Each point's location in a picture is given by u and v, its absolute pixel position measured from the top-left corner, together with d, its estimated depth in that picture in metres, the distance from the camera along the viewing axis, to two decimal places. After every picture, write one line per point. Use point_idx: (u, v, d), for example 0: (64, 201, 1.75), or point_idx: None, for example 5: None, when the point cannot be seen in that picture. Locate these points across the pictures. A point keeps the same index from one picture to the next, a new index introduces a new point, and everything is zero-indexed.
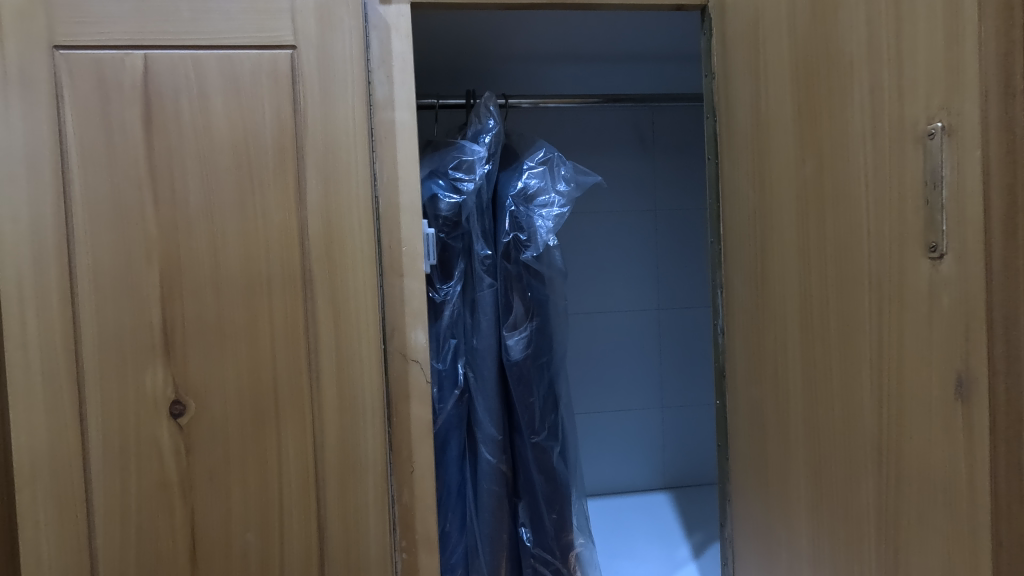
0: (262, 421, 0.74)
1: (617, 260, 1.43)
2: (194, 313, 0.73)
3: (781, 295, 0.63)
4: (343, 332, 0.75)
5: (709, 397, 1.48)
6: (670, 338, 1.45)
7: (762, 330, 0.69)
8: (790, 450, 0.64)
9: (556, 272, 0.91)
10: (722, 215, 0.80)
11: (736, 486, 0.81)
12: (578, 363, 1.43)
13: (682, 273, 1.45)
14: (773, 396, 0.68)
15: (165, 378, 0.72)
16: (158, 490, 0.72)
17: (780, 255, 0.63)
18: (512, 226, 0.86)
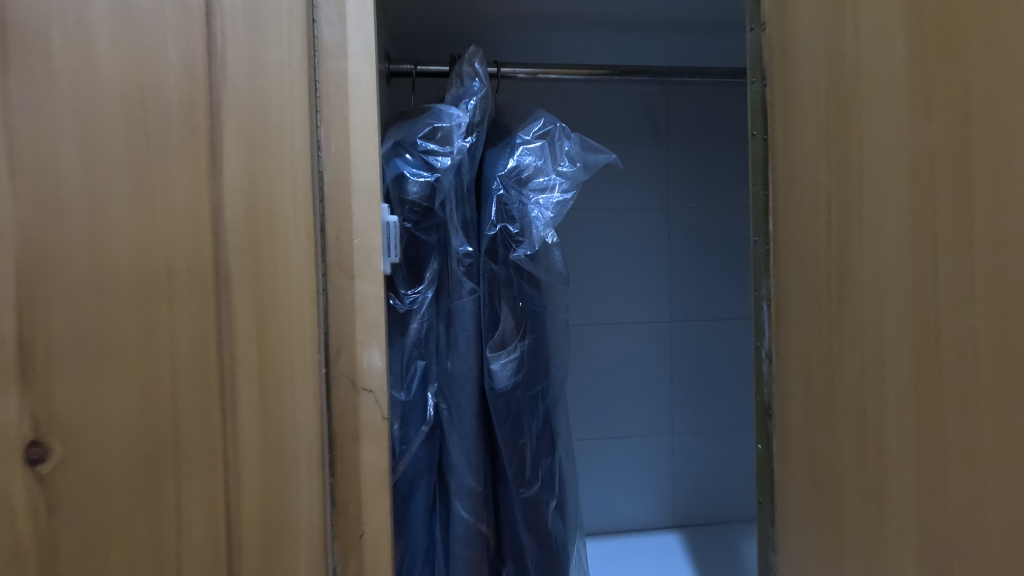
0: (157, 469, 0.55)
1: (624, 264, 1.24)
2: (64, 322, 0.53)
3: (879, 315, 0.45)
4: (271, 352, 0.56)
5: (727, 424, 1.30)
6: (683, 355, 1.27)
7: (836, 362, 0.51)
8: (886, 537, 0.46)
9: (553, 275, 0.73)
10: (772, 207, 0.61)
11: (784, 558, 0.62)
12: (578, 382, 1.24)
13: (698, 280, 1.27)
14: (854, 456, 0.49)
15: (20, 410, 0.53)
16: (7, 564, 0.53)
17: (879, 260, 0.45)
18: (500, 215, 0.67)
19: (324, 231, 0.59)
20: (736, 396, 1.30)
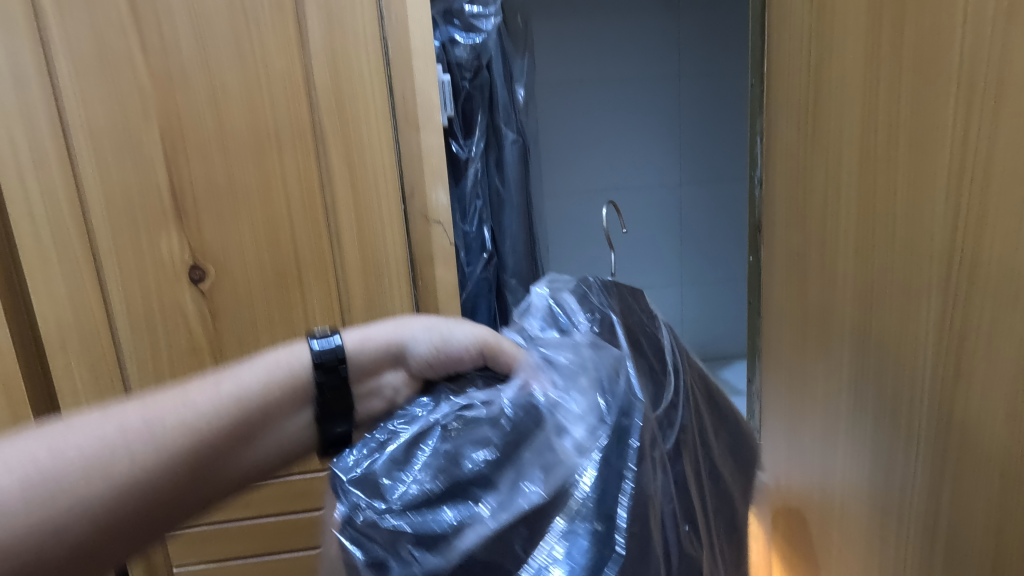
0: (283, 283, 0.71)
1: (672, 131, 1.28)
2: (203, 174, 0.67)
3: (837, 130, 0.57)
4: (362, 191, 0.70)
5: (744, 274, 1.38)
6: (675, 210, 1.33)
7: (814, 151, 0.61)
8: (918, 339, 0.48)
9: (612, 478, 0.34)
10: (770, 4, 0.66)
11: (767, 341, 0.76)
12: (571, 229, 1.31)
13: (718, 144, 1.30)
14: (813, 240, 0.63)
15: (181, 244, 0.68)
16: (188, 356, 0.71)
17: (838, 84, 0.56)
18: (312, 382, 0.42)
19: (348, 127, 0.68)
20: (719, 255, 1.37)
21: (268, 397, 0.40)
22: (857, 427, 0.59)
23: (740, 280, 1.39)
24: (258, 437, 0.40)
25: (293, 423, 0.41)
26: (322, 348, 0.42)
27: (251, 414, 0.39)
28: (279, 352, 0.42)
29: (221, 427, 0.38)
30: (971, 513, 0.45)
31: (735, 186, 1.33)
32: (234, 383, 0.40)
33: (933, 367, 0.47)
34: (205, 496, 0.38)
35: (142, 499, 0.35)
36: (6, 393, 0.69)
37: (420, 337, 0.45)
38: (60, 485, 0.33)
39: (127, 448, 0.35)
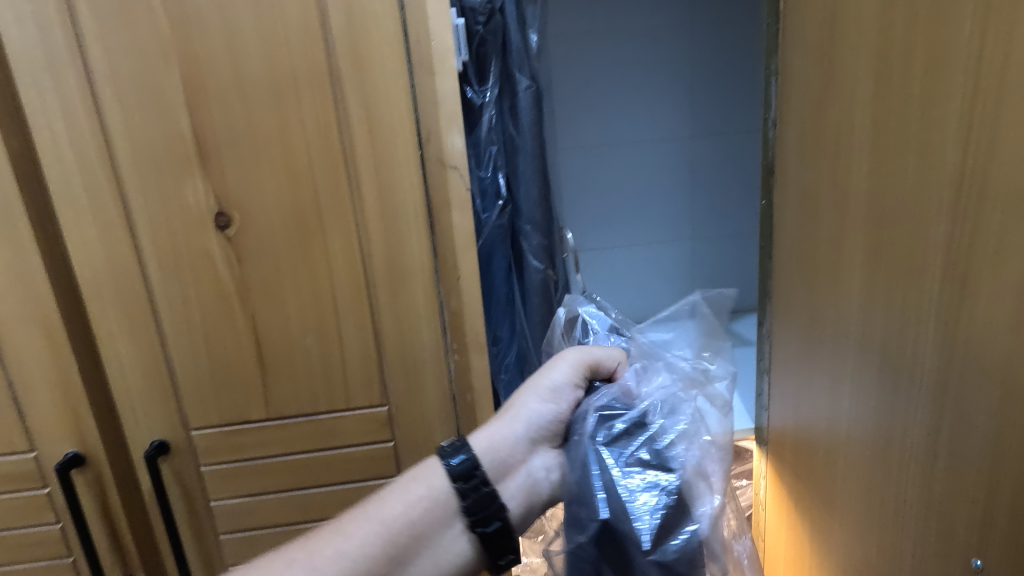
0: (306, 229, 0.73)
1: (685, 81, 1.27)
2: (224, 120, 0.69)
3: (852, 63, 0.57)
4: (379, 137, 0.71)
5: (756, 225, 1.39)
6: (687, 163, 1.33)
7: (829, 87, 0.61)
8: (927, 265, 0.49)
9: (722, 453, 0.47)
10: None
11: (779, 282, 0.78)
12: (583, 184, 1.32)
13: (733, 93, 1.29)
14: (826, 176, 0.64)
15: (206, 190, 0.70)
16: (217, 301, 0.74)
17: (855, 15, 0.56)
18: (456, 495, 0.45)
19: (364, 73, 0.69)
20: (732, 206, 1.37)
21: (411, 517, 0.45)
22: (862, 355, 0.62)
23: (750, 233, 1.39)
24: (413, 559, 0.44)
25: (445, 541, 0.45)
26: (457, 463, 0.46)
27: (399, 537, 0.44)
28: (419, 474, 0.47)
29: (375, 552, 0.43)
30: (972, 429, 0.47)
31: (748, 138, 1.32)
32: (385, 512, 0.45)
33: (940, 289, 0.48)
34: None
35: None
36: (47, 336, 0.72)
37: (537, 412, 0.49)
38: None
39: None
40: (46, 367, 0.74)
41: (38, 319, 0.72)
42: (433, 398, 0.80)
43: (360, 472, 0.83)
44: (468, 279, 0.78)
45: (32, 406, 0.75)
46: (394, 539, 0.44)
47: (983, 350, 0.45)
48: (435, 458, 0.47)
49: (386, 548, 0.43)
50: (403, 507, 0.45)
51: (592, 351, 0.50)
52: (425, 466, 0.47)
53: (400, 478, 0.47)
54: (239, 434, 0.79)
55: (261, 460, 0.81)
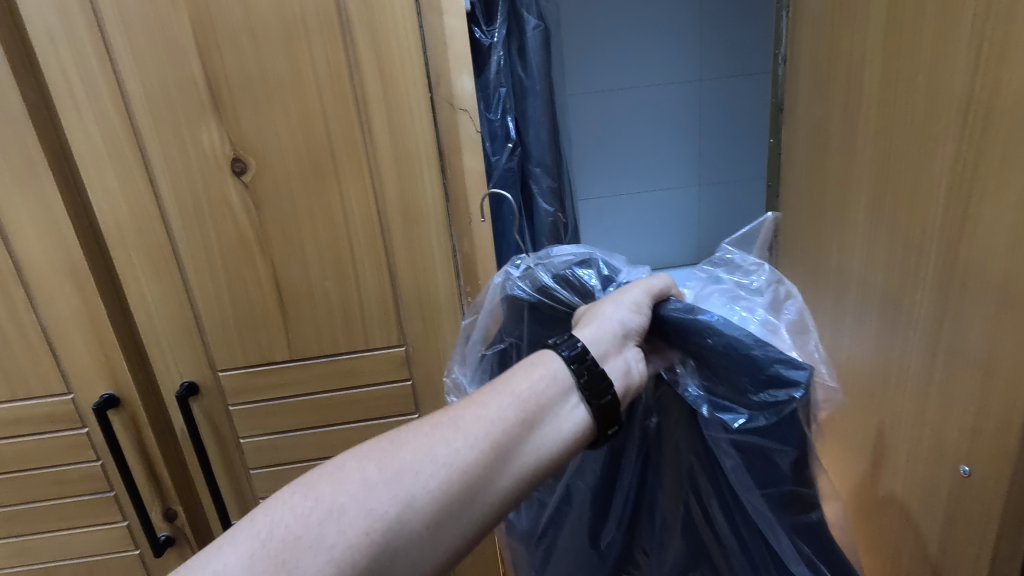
0: (320, 174, 0.74)
1: (695, 21, 1.24)
2: (235, 64, 0.69)
3: None
4: (390, 79, 0.71)
5: (764, 170, 1.38)
6: (695, 107, 1.32)
7: (842, 17, 0.61)
8: (933, 193, 0.51)
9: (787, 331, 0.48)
10: None
11: (786, 221, 0.79)
12: (590, 130, 1.32)
13: (742, 34, 1.26)
14: (834, 109, 0.64)
15: (221, 136, 0.71)
16: (238, 246, 0.76)
17: None
18: (573, 375, 0.42)
19: (373, 12, 0.68)
20: (739, 151, 1.36)
21: (537, 394, 0.42)
22: (864, 285, 0.64)
23: (758, 178, 1.39)
24: (541, 434, 0.41)
25: (569, 416, 0.42)
26: (572, 348, 0.43)
27: (530, 412, 0.41)
28: (537, 357, 0.44)
29: (508, 426, 0.40)
30: (969, 346, 0.49)
31: (756, 80, 1.31)
32: (511, 388, 0.42)
33: (944, 214, 0.50)
34: (505, 487, 0.39)
35: (453, 496, 0.38)
36: (76, 283, 0.75)
37: (624, 318, 0.46)
38: (398, 492, 0.37)
39: (428, 451, 0.38)
40: (76, 312, 0.77)
41: (66, 267, 0.74)
42: (449, 338, 0.83)
43: (381, 410, 0.87)
44: (480, 222, 0.79)
45: (66, 351, 0.79)
46: (521, 416, 0.41)
47: (984, 267, 0.47)
48: (550, 346, 0.44)
49: (514, 424, 0.40)
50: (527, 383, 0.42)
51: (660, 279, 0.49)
52: (543, 352, 0.44)
53: (520, 362, 0.44)
54: (263, 375, 0.83)
55: (284, 399, 0.85)
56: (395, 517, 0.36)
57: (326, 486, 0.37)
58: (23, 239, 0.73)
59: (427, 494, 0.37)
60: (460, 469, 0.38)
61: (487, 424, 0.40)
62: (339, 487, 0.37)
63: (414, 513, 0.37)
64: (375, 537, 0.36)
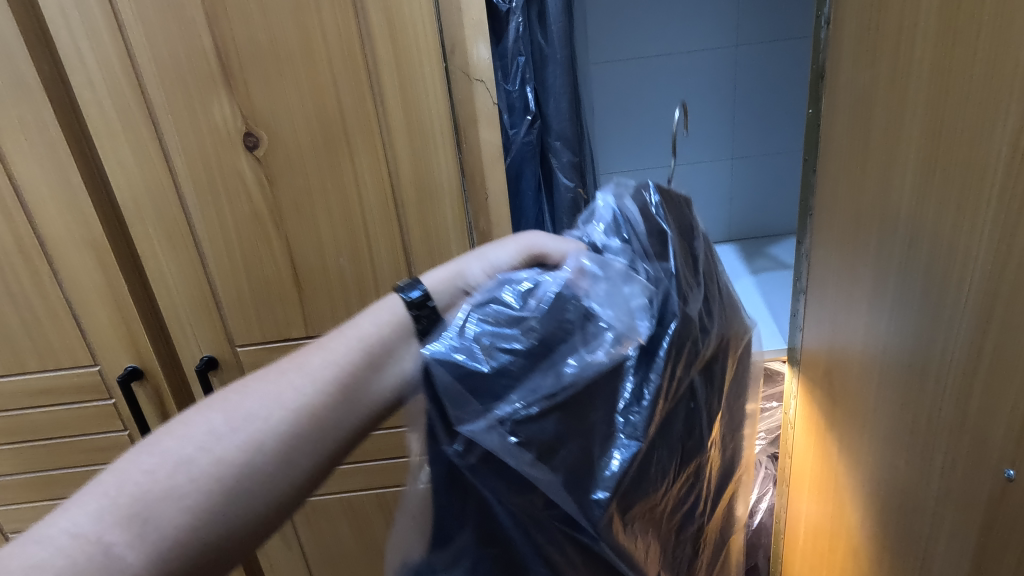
0: (333, 149, 0.72)
1: None
2: (245, 34, 0.67)
3: None
4: (402, 47, 0.68)
5: (801, 142, 1.31)
6: (730, 76, 1.24)
7: None
8: (988, 170, 0.47)
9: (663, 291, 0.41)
10: None
11: (823, 198, 0.74)
12: (615, 100, 1.26)
13: None
14: (880, 76, 0.59)
15: (233, 109, 0.70)
16: (252, 222, 0.76)
17: None
18: (414, 319, 0.40)
19: None
20: (775, 122, 1.29)
21: (387, 330, 0.39)
22: (904, 270, 0.59)
23: (794, 152, 1.32)
24: (376, 390, 0.36)
25: (414, 355, 0.38)
26: (415, 295, 0.41)
27: (377, 351, 0.37)
28: (380, 301, 0.41)
29: (357, 361, 0.36)
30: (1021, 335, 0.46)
31: (796, 45, 1.22)
32: (358, 328, 0.38)
33: (1000, 193, 0.46)
34: (358, 424, 0.35)
35: (311, 435, 0.33)
36: (97, 257, 0.76)
37: (477, 272, 0.48)
38: (246, 438, 0.31)
39: (282, 385, 0.34)
40: (99, 286, 0.78)
41: (87, 241, 0.75)
42: None
43: None
44: (497, 197, 0.77)
45: (91, 324, 0.80)
46: (380, 352, 0.37)
47: None
48: (395, 291, 0.42)
49: (357, 357, 0.36)
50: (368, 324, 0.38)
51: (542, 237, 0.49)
52: (377, 315, 0.39)
53: (365, 307, 0.40)
54: (281, 351, 0.83)
55: None
56: (247, 463, 0.31)
57: (165, 443, 0.31)
58: (45, 213, 0.74)
59: (275, 441, 0.32)
60: (305, 408, 0.33)
61: (339, 360, 0.36)
62: (153, 455, 0.30)
63: (260, 462, 0.31)
64: (229, 484, 0.30)
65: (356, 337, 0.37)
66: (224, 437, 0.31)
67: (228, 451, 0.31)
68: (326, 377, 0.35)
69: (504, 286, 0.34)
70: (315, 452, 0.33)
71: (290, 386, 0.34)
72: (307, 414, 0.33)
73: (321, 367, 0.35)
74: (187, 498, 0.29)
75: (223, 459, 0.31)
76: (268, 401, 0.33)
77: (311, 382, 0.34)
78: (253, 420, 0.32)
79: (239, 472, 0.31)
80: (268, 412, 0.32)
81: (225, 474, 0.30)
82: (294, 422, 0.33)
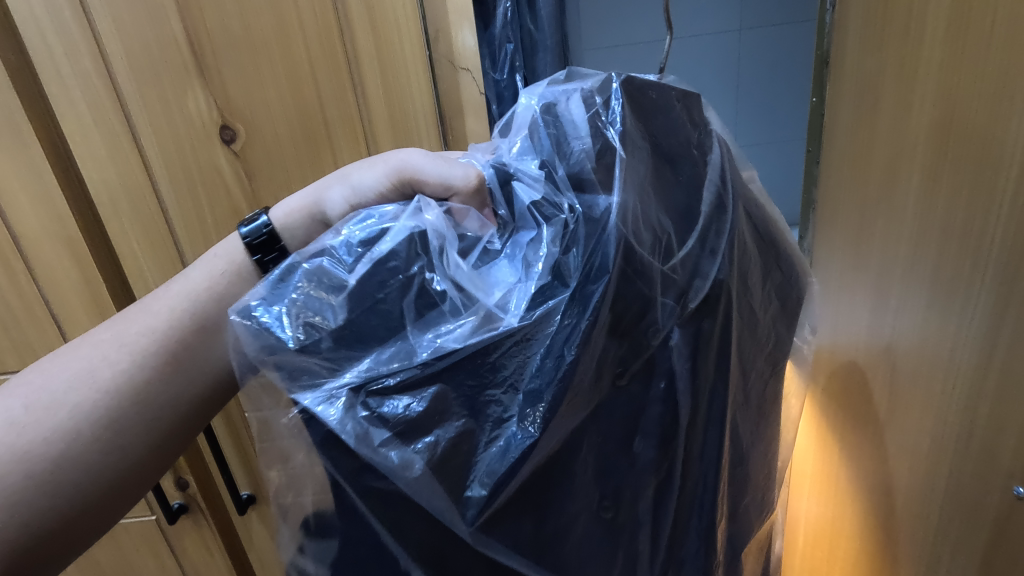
0: (313, 142, 0.70)
1: None
2: (217, 22, 0.64)
3: None
4: (383, 34, 0.65)
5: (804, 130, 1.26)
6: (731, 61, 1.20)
7: None
8: (1000, 169, 0.46)
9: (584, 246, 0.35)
10: None
11: (824, 191, 0.70)
12: None
13: None
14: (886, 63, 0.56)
15: (208, 102, 0.67)
16: (232, 218, 0.73)
17: None
18: (250, 265, 0.42)
19: None
20: (778, 109, 1.24)
21: (212, 287, 0.41)
22: (909, 269, 0.57)
23: (798, 140, 1.27)
24: (196, 343, 0.39)
25: (240, 304, 0.40)
26: (249, 231, 0.43)
27: (202, 308, 0.39)
28: (213, 253, 0.43)
29: (175, 322, 0.39)
30: None
31: (800, 29, 1.18)
32: (183, 289, 0.40)
33: (1015, 191, 0.45)
34: (182, 387, 0.38)
35: (125, 404, 0.36)
36: (74, 255, 0.74)
37: (337, 196, 0.47)
38: (51, 417, 0.35)
39: (98, 359, 0.37)
40: (77, 285, 0.76)
41: (62, 239, 0.73)
42: None
43: None
44: None
45: (69, 323, 0.78)
46: (200, 308, 0.40)
47: None
48: (235, 238, 0.44)
49: (179, 317, 0.39)
50: (188, 287, 0.40)
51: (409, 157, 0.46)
52: (200, 273, 0.41)
53: (195, 266, 0.43)
54: None
55: None
56: (57, 438, 0.35)
57: None
58: (18, 211, 0.72)
59: (85, 418, 0.35)
60: (117, 377, 0.37)
61: (165, 324, 0.39)
62: None
63: (74, 440, 0.35)
64: (43, 468, 0.34)
65: (184, 300, 0.40)
66: (38, 418, 0.35)
67: (37, 441, 0.34)
68: (142, 345, 0.38)
69: (354, 237, 0.35)
70: (131, 421, 0.36)
71: (108, 360, 0.37)
72: (120, 384, 0.37)
73: (144, 332, 0.38)
74: (5, 484, 0.33)
75: (38, 439, 0.34)
76: (85, 374, 0.37)
77: (129, 351, 0.38)
78: (66, 402, 0.36)
79: (54, 450, 0.34)
80: (77, 392, 0.36)
81: (34, 456, 0.34)
82: (104, 396, 0.36)
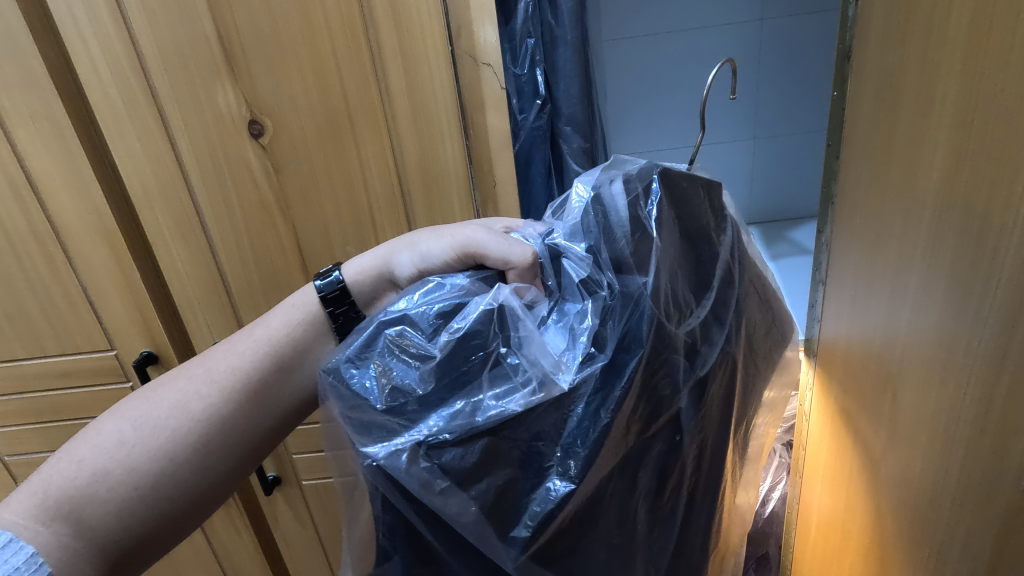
0: (337, 137, 0.71)
1: None
2: (246, 19, 0.66)
3: None
4: (406, 30, 0.66)
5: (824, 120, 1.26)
6: (751, 51, 1.20)
7: None
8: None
9: (617, 318, 0.38)
10: None
11: (843, 186, 0.70)
12: (631, 79, 1.22)
13: None
14: (908, 60, 0.56)
15: (237, 97, 0.69)
16: (259, 210, 0.75)
17: None
18: (326, 317, 0.47)
19: None
20: (798, 99, 1.24)
21: (293, 334, 0.46)
22: (927, 266, 0.57)
23: (816, 132, 1.27)
24: (280, 384, 0.44)
25: (320, 351, 0.46)
26: (326, 285, 0.48)
27: (285, 353, 0.45)
28: (293, 299, 0.48)
29: (261, 363, 0.44)
30: None
31: (823, 18, 1.17)
32: (266, 332, 0.46)
33: None
34: (265, 422, 0.44)
35: (219, 435, 0.42)
36: (109, 243, 0.77)
37: (406, 261, 0.50)
38: (154, 442, 0.40)
39: (193, 392, 0.42)
40: (112, 272, 0.79)
41: (98, 228, 0.76)
42: None
43: None
44: (505, 184, 0.76)
45: (105, 309, 0.81)
46: (282, 352, 0.45)
47: None
48: (312, 284, 0.49)
49: (264, 360, 0.44)
50: (270, 330, 0.46)
51: (474, 235, 0.47)
52: (283, 317, 0.47)
53: (274, 308, 0.48)
54: None
55: None
56: (160, 462, 0.40)
57: (86, 450, 0.39)
58: (57, 201, 0.75)
59: (185, 444, 0.40)
60: (214, 412, 0.42)
61: (251, 363, 0.44)
62: (73, 463, 0.39)
63: (176, 464, 0.40)
64: (147, 487, 0.39)
65: (265, 341, 0.45)
66: (143, 439, 0.40)
67: (143, 463, 0.39)
68: (233, 382, 0.43)
69: (429, 305, 0.37)
70: (221, 449, 0.42)
71: (202, 393, 0.42)
72: (214, 418, 0.42)
73: (234, 369, 0.44)
74: (113, 497, 0.38)
75: (142, 459, 0.39)
76: (185, 404, 0.42)
77: (220, 386, 0.43)
78: (167, 429, 0.40)
79: (157, 471, 0.40)
80: (176, 420, 0.41)
81: (142, 475, 0.39)
82: (201, 427, 0.41)
